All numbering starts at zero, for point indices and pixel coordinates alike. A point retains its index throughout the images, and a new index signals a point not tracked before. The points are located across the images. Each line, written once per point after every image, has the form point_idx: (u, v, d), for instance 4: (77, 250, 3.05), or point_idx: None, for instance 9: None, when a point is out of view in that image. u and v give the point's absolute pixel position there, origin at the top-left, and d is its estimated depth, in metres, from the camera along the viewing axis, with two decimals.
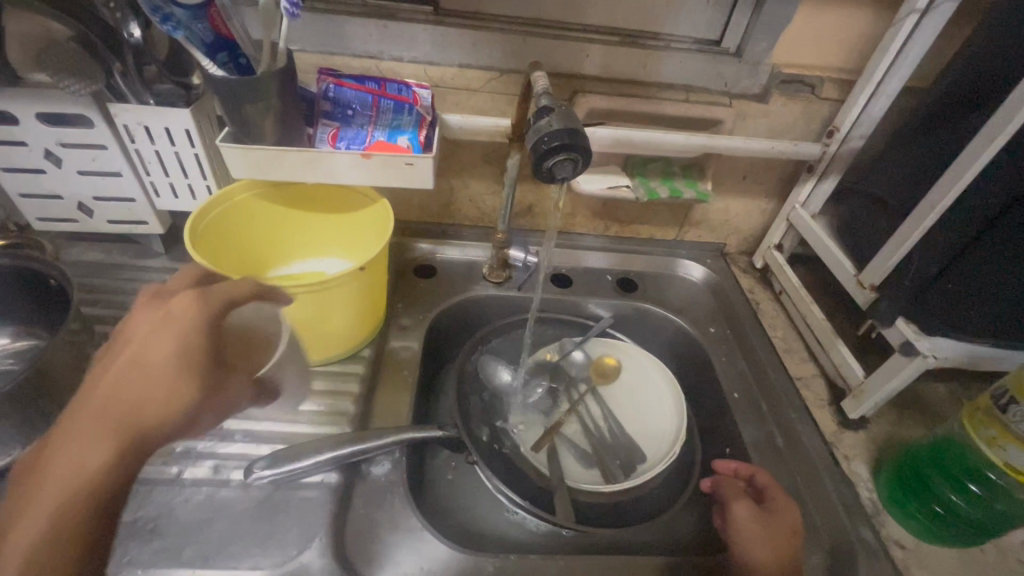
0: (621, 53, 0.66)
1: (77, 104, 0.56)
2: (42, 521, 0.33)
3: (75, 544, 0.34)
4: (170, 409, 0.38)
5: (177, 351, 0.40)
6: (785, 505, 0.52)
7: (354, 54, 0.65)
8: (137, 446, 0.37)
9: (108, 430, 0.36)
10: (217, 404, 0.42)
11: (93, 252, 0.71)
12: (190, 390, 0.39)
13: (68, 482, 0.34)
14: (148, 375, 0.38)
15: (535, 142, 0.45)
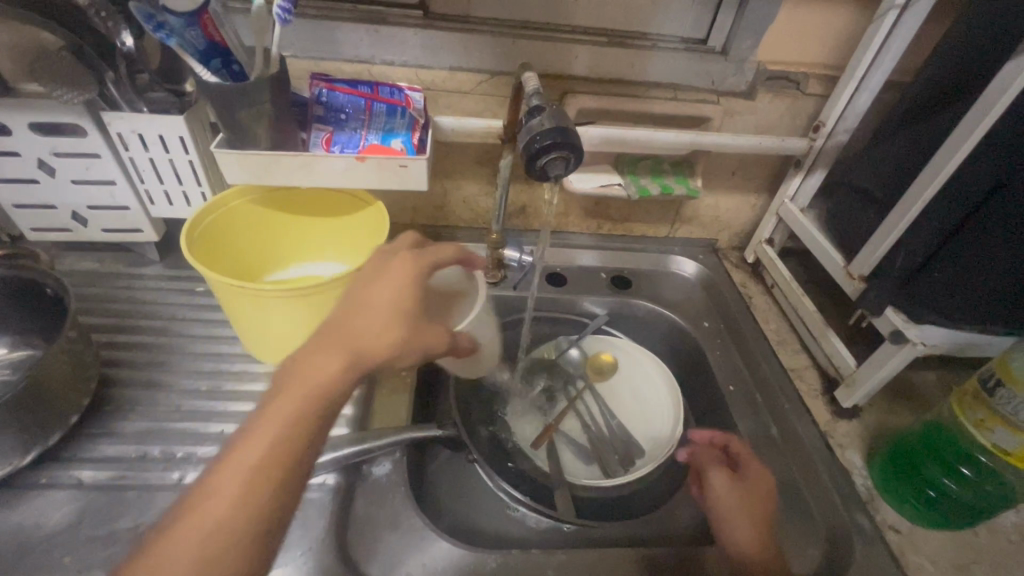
0: (610, 53, 0.67)
1: (70, 113, 0.56)
2: (266, 438, 0.37)
3: (288, 464, 0.37)
4: (387, 343, 0.42)
5: (396, 297, 0.43)
6: (758, 472, 0.53)
7: (345, 59, 0.65)
8: (349, 379, 0.40)
9: (331, 359, 0.40)
10: (418, 347, 0.44)
11: (87, 261, 0.71)
12: (399, 331, 0.42)
13: (287, 403, 0.38)
14: (372, 316, 0.42)
15: (526, 142, 0.45)
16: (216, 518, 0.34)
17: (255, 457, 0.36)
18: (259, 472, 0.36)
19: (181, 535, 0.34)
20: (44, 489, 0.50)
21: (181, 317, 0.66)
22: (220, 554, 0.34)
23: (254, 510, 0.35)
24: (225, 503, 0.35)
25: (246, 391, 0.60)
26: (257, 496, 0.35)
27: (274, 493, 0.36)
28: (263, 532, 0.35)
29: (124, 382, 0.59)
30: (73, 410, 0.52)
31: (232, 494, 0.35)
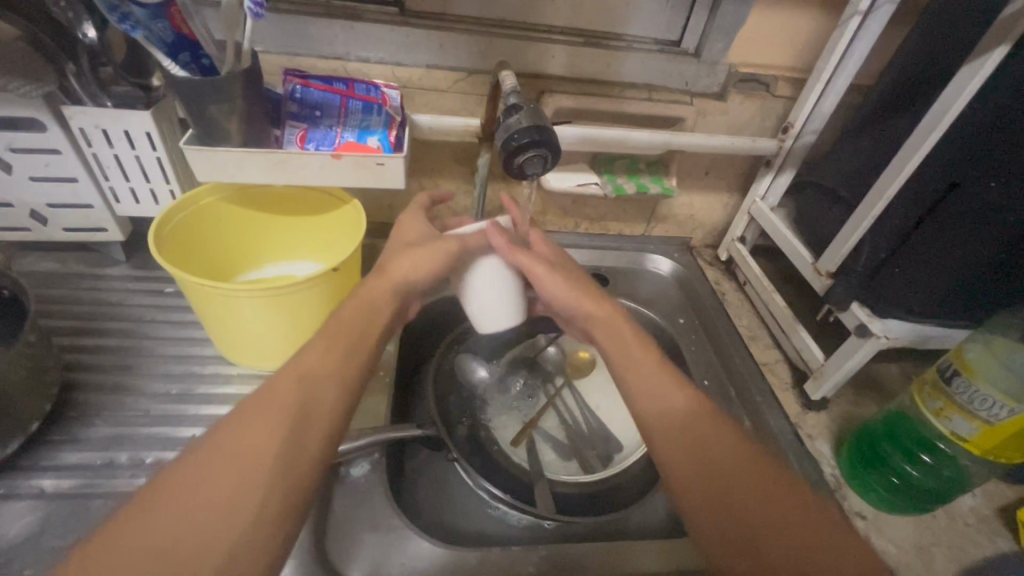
0: (586, 53, 0.68)
1: (28, 106, 0.54)
2: (332, 328, 0.47)
3: (353, 344, 0.47)
4: (401, 252, 0.54)
5: (402, 232, 0.58)
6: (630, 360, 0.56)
7: (319, 55, 0.65)
8: (387, 291, 0.52)
9: (373, 276, 0.53)
10: (422, 253, 0.53)
11: (47, 262, 0.68)
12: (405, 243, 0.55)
13: (350, 310, 0.50)
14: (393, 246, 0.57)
15: (504, 139, 0.45)
16: (302, 370, 0.43)
17: (327, 338, 0.46)
18: (331, 346, 0.46)
19: (276, 384, 0.41)
20: (5, 499, 0.48)
21: (149, 318, 0.64)
22: (309, 395, 0.41)
23: (331, 367, 0.44)
24: (308, 362, 0.44)
25: (219, 395, 0.58)
26: (334, 362, 0.45)
27: (345, 360, 0.45)
28: (340, 387, 0.43)
29: (88, 386, 0.57)
30: (34, 416, 0.50)
31: (315, 357, 0.44)
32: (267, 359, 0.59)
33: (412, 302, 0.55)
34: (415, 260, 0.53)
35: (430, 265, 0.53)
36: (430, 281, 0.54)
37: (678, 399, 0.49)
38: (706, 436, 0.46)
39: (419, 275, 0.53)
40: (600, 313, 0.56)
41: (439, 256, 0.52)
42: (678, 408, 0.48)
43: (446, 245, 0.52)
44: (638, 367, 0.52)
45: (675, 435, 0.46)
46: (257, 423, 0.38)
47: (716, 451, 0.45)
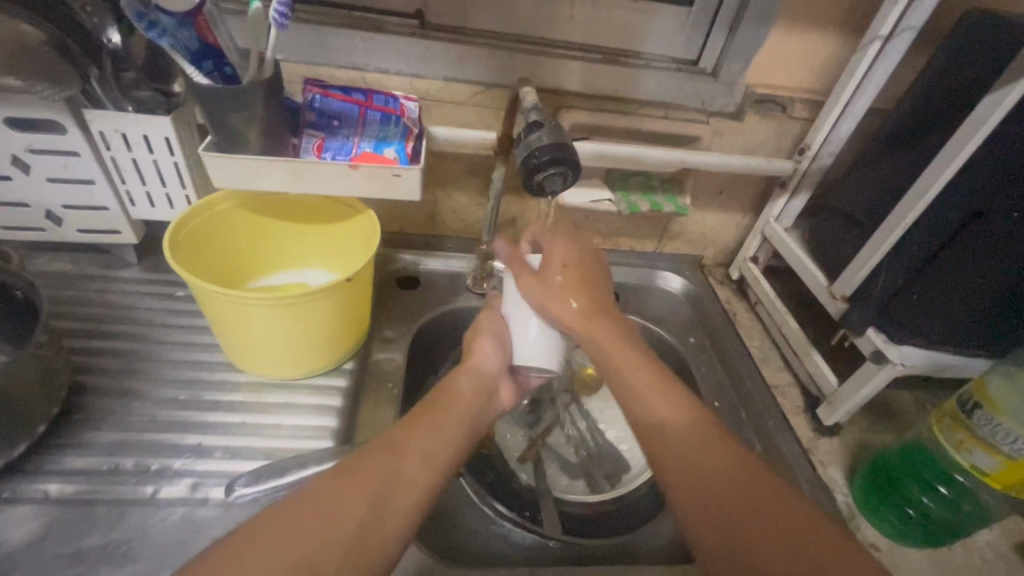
0: (604, 70, 0.68)
1: (49, 109, 0.54)
2: (428, 412, 0.52)
3: (443, 428, 0.51)
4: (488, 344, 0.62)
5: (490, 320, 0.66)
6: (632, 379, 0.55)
7: (338, 65, 0.65)
8: (472, 383, 0.59)
9: (462, 370, 0.61)
10: (488, 328, 0.65)
11: (60, 262, 0.69)
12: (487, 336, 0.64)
13: (442, 398, 0.55)
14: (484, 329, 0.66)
15: (525, 156, 0.45)
16: (394, 448, 0.47)
17: (422, 419, 0.51)
18: (426, 430, 0.50)
19: (372, 457, 0.46)
20: (9, 502, 0.48)
21: (159, 322, 0.64)
22: (400, 472, 0.45)
23: (421, 450, 0.48)
24: (401, 440, 0.48)
25: (227, 402, 0.58)
26: (426, 444, 0.48)
27: (434, 442, 0.49)
28: (428, 466, 0.47)
29: (97, 390, 0.57)
30: (41, 419, 0.50)
31: (408, 439, 0.48)
32: (273, 367, 0.59)
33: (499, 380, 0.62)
34: (484, 343, 0.64)
35: (492, 332, 0.65)
36: (500, 354, 0.63)
37: (676, 425, 0.50)
38: (702, 458, 0.47)
39: (492, 347, 0.63)
40: (603, 332, 0.59)
41: (495, 327, 0.65)
42: (677, 433, 0.50)
43: (489, 319, 0.66)
44: (645, 394, 0.54)
45: (679, 460, 0.48)
46: (351, 488, 0.42)
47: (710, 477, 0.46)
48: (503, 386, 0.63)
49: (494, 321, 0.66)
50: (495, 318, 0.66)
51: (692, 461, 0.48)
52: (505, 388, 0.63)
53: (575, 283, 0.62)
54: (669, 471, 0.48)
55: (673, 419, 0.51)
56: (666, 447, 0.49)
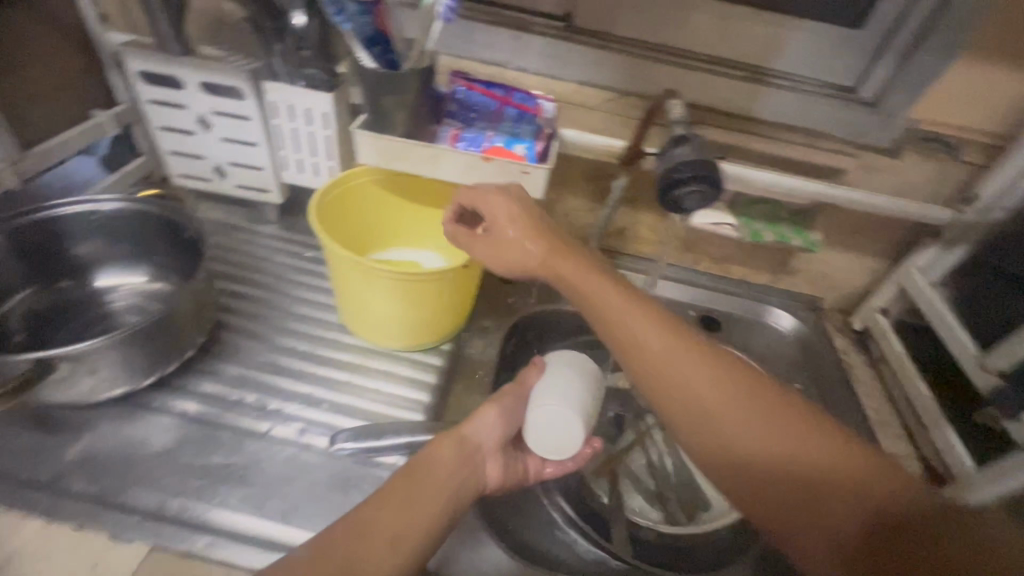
0: (749, 90, 0.64)
1: (235, 77, 0.61)
2: (402, 482, 0.42)
3: (413, 509, 0.40)
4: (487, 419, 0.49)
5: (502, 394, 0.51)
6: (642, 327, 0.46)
7: (480, 61, 0.67)
8: (455, 452, 0.46)
9: (444, 434, 0.47)
10: (498, 397, 0.51)
11: (216, 211, 0.78)
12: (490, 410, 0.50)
13: (416, 464, 0.44)
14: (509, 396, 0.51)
15: (665, 170, 0.45)
16: (353, 529, 0.37)
17: (388, 495, 0.41)
18: (396, 507, 0.40)
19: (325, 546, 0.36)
20: (157, 411, 0.55)
21: (289, 278, 0.71)
22: (358, 559, 0.36)
23: (386, 533, 0.38)
24: (368, 515, 0.39)
25: (337, 360, 0.62)
26: (390, 526, 0.38)
27: (408, 523, 0.39)
28: (392, 555, 0.37)
29: (233, 328, 0.64)
30: (191, 346, 0.57)
31: (372, 516, 0.39)
32: (379, 336, 0.63)
33: (485, 456, 0.47)
34: (481, 414, 0.49)
35: (503, 402, 0.51)
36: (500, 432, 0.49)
37: (699, 381, 0.43)
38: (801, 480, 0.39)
39: (496, 417, 0.49)
40: (564, 269, 0.50)
41: (507, 400, 0.51)
42: (709, 402, 0.42)
43: (509, 394, 0.52)
44: (650, 344, 0.44)
45: (716, 419, 0.42)
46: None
47: (756, 436, 0.41)
48: (494, 461, 0.48)
49: (511, 394, 0.52)
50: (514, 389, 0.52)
51: (732, 425, 0.41)
52: (493, 462, 0.48)
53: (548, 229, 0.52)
54: (711, 442, 0.42)
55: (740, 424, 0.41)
56: (688, 415, 0.43)
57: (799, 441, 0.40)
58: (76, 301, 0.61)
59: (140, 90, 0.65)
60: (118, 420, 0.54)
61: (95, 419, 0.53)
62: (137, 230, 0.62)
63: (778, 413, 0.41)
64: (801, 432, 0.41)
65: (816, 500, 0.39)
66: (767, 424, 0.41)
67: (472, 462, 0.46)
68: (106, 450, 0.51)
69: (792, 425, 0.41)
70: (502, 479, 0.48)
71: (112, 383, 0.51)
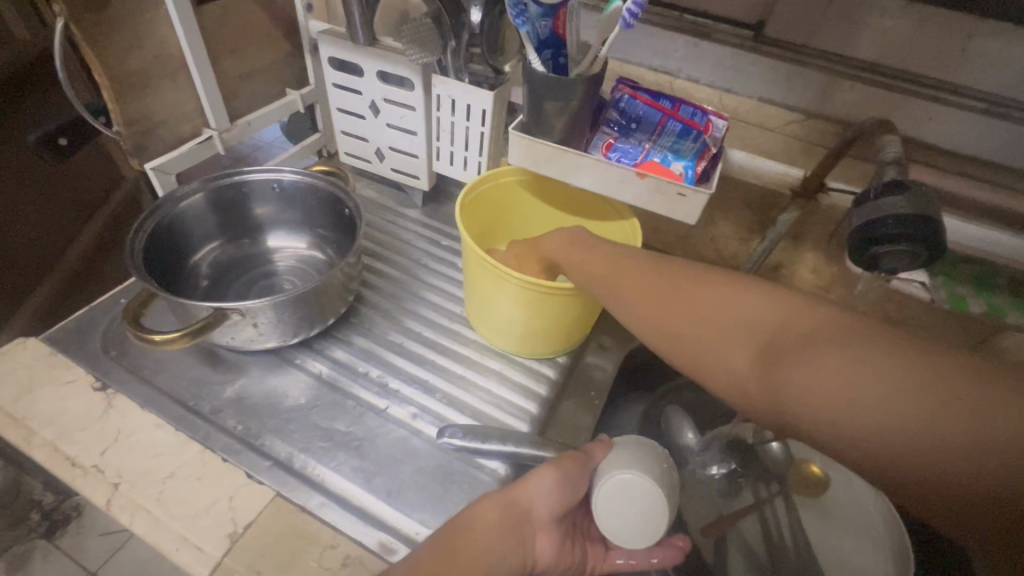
0: (977, 124, 0.53)
1: (409, 69, 0.65)
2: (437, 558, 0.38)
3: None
4: (540, 478, 0.44)
5: (563, 462, 0.46)
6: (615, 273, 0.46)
7: (649, 68, 0.63)
8: (503, 522, 0.41)
9: (496, 496, 0.42)
10: (562, 462, 0.46)
11: (371, 190, 0.84)
12: (544, 472, 0.44)
13: (459, 532, 0.40)
14: (567, 466, 0.46)
15: (869, 221, 0.39)
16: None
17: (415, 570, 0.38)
18: None
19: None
20: (297, 368, 0.60)
21: (424, 263, 0.74)
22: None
23: None
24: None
25: (456, 352, 0.64)
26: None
27: None
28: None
29: (370, 304, 0.68)
30: (333, 315, 0.61)
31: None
32: (499, 338, 0.63)
33: (536, 527, 0.43)
34: (538, 475, 0.44)
35: (565, 469, 0.45)
36: (555, 502, 0.44)
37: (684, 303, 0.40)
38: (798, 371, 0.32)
39: (554, 486, 0.44)
40: (573, 251, 0.51)
41: (568, 466, 0.46)
42: (700, 328, 0.38)
43: (571, 458, 0.46)
44: (626, 282, 0.44)
45: (730, 338, 0.36)
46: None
47: (737, 344, 0.36)
48: (547, 534, 0.43)
49: (575, 461, 0.46)
50: (577, 456, 0.47)
51: (709, 334, 0.37)
52: (545, 536, 0.43)
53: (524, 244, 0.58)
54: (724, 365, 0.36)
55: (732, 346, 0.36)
56: (696, 344, 0.38)
57: (778, 327, 0.35)
58: (251, 256, 0.70)
59: (328, 74, 0.71)
60: (266, 369, 0.60)
61: (249, 365, 0.60)
62: (306, 201, 0.69)
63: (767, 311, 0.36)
64: (801, 320, 0.35)
65: (790, 390, 0.32)
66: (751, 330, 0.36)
67: (519, 534, 0.42)
68: (254, 396, 0.57)
69: (736, 313, 0.37)
70: (554, 556, 0.43)
71: (267, 337, 0.57)
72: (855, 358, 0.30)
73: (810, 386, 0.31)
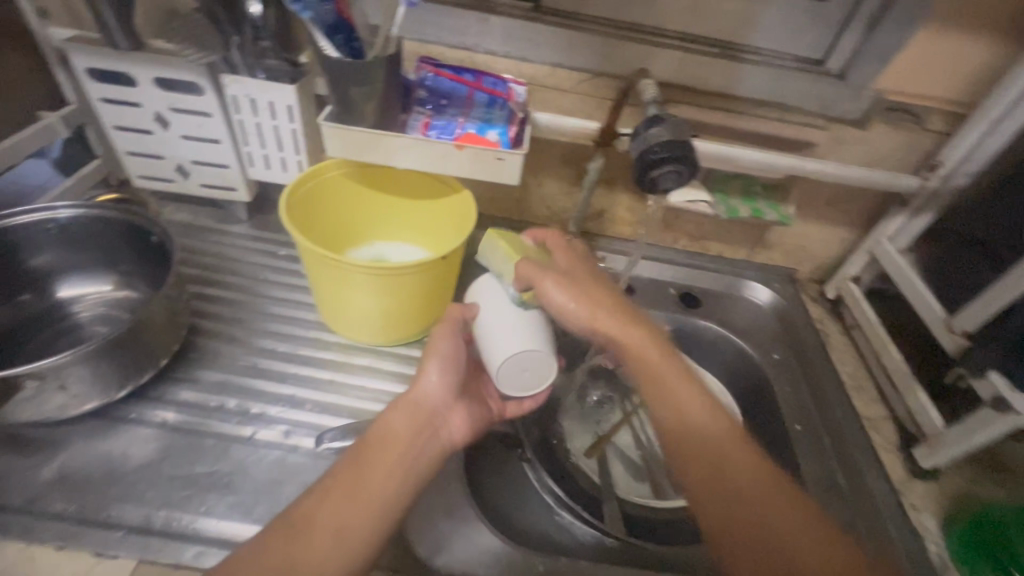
0: (714, 64, 0.64)
1: (192, 71, 0.59)
2: (347, 473, 0.42)
3: (364, 492, 0.41)
4: (428, 374, 0.48)
5: (443, 347, 0.49)
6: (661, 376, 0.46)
7: (449, 46, 0.66)
8: (410, 421, 0.46)
9: (396, 407, 0.46)
10: (434, 349, 0.49)
11: (184, 212, 0.75)
12: (429, 368, 0.48)
13: (370, 442, 0.44)
14: (445, 344, 0.49)
15: (642, 150, 0.46)
16: (294, 526, 0.38)
17: (334, 486, 0.41)
18: (341, 501, 0.40)
19: (263, 543, 0.37)
20: (133, 423, 0.53)
21: (263, 277, 0.69)
22: (296, 556, 0.37)
23: (334, 528, 0.39)
24: (312, 512, 0.39)
25: (318, 358, 0.61)
26: (336, 520, 0.39)
27: (352, 515, 0.39)
28: (338, 551, 0.38)
29: (209, 333, 0.62)
30: (164, 354, 0.55)
31: (314, 517, 0.39)
32: (363, 334, 0.62)
33: (442, 412, 0.48)
34: (424, 373, 0.48)
35: (441, 354, 0.49)
36: (448, 381, 0.48)
37: (704, 423, 0.45)
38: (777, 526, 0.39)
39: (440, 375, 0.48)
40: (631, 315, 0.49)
41: (446, 349, 0.49)
42: (712, 444, 0.44)
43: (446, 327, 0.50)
44: (672, 379, 0.46)
45: (741, 474, 0.42)
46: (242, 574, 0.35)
47: (745, 478, 0.42)
48: (454, 413, 0.49)
49: (448, 336, 0.50)
50: (447, 325, 0.50)
51: (731, 465, 0.43)
52: (455, 417, 0.49)
53: (586, 276, 0.51)
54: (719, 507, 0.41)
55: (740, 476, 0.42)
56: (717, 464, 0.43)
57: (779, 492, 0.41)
58: (39, 315, 0.59)
59: (90, 88, 0.61)
60: (92, 435, 0.52)
61: (70, 436, 0.51)
62: (98, 238, 0.59)
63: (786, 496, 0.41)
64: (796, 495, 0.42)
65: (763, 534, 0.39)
66: (770, 506, 0.41)
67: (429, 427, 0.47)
68: (85, 467, 0.49)
69: (755, 465, 0.43)
70: (468, 427, 0.50)
71: (84, 397, 0.49)
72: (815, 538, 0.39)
73: (781, 540, 0.39)
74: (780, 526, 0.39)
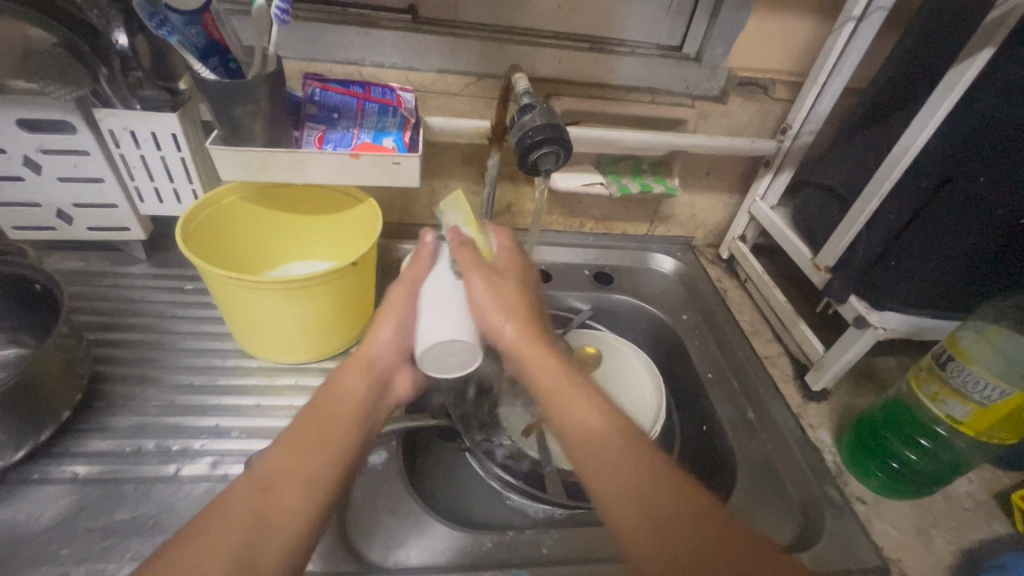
0: (589, 58, 0.70)
1: (61, 109, 0.56)
2: (308, 425, 0.43)
3: (326, 440, 0.42)
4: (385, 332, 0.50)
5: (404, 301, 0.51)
6: (560, 384, 0.47)
7: (335, 61, 0.67)
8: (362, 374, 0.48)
9: (349, 361, 0.49)
10: (389, 306, 0.52)
11: (72, 260, 0.71)
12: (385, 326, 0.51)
13: (328, 398, 0.46)
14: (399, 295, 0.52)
15: (520, 137, 0.51)
16: (264, 480, 0.39)
17: (296, 440, 0.42)
18: (301, 451, 0.41)
19: (233, 499, 0.38)
20: (36, 484, 0.50)
21: (170, 314, 0.66)
22: (268, 506, 0.38)
23: (300, 476, 0.40)
24: (276, 463, 0.40)
25: (241, 385, 0.60)
26: (303, 468, 0.40)
27: (316, 462, 0.41)
28: (309, 497, 0.39)
29: (115, 378, 0.59)
30: (66, 405, 0.52)
31: (279, 469, 0.40)
32: (285, 352, 0.61)
33: (396, 368, 0.51)
34: (382, 327, 0.51)
35: (397, 313, 0.51)
36: (404, 330, 0.51)
37: (599, 435, 0.44)
38: (677, 527, 0.39)
39: (395, 334, 0.51)
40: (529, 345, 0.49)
41: (401, 304, 0.51)
42: (608, 449, 0.43)
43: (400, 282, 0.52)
44: (561, 394, 0.47)
45: (643, 483, 0.41)
46: (214, 533, 0.36)
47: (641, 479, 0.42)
48: (403, 373, 0.52)
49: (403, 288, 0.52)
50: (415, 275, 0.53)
51: (628, 473, 0.42)
52: (404, 375, 0.52)
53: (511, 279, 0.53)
54: (609, 483, 0.42)
55: (636, 478, 0.42)
56: (611, 469, 0.42)
57: (680, 490, 0.41)
58: None
59: None
60: None
61: None
62: None
63: (680, 487, 0.41)
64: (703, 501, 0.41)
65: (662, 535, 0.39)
66: (680, 511, 0.40)
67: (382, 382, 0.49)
68: None
69: (649, 468, 0.42)
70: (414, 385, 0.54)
71: None
72: (718, 538, 0.39)
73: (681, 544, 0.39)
74: (677, 527, 0.39)
